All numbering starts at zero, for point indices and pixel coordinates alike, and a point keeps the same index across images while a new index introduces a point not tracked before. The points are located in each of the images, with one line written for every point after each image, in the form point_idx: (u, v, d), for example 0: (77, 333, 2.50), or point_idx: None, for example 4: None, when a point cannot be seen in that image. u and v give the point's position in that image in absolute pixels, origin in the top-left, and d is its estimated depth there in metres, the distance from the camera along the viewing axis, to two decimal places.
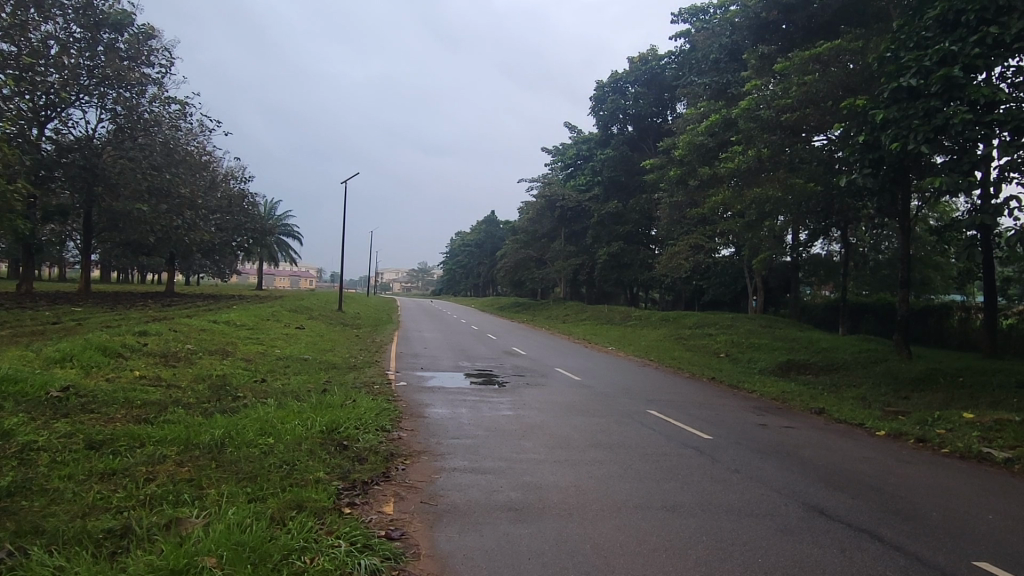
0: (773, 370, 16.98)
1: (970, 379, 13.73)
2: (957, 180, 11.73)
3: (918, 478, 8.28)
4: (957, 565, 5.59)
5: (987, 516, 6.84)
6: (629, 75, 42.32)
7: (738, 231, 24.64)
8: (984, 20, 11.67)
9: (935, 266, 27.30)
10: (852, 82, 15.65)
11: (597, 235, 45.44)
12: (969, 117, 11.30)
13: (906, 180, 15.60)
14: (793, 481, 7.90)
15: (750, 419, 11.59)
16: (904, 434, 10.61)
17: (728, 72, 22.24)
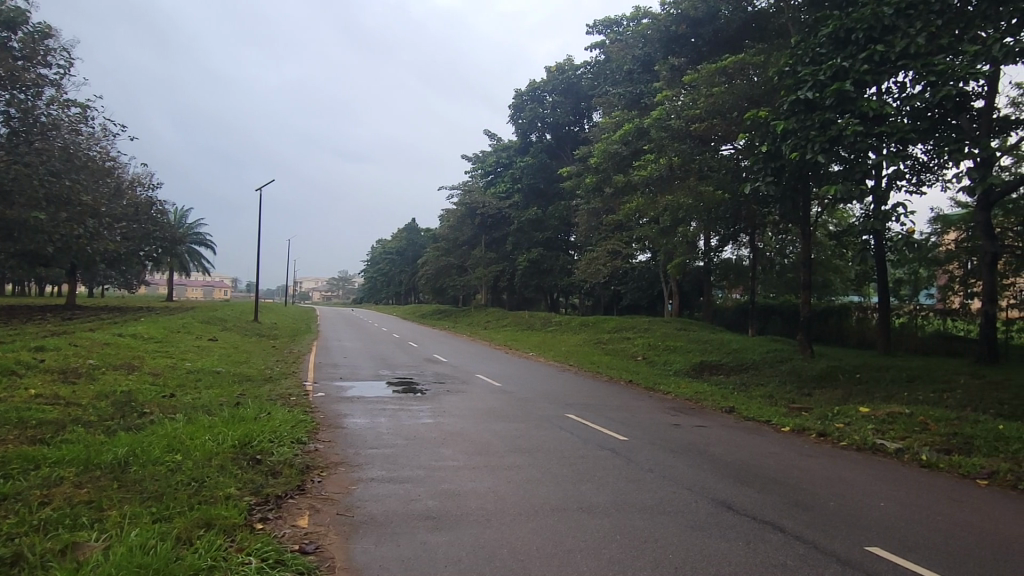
0: (686, 372, 17.54)
1: (865, 376, 14.57)
2: (851, 188, 12.49)
3: (818, 470, 8.76)
4: (852, 551, 5.93)
5: (879, 504, 7.29)
6: (547, 84, 43.00)
7: (653, 237, 25.39)
8: (871, 39, 12.52)
9: (835, 270, 28.88)
10: (755, 94, 16.41)
11: (518, 242, 45.82)
12: (860, 129, 12.06)
13: (805, 188, 16.47)
14: (703, 478, 8.20)
15: (664, 420, 11.93)
16: (806, 429, 11.18)
17: (641, 82, 22.92)
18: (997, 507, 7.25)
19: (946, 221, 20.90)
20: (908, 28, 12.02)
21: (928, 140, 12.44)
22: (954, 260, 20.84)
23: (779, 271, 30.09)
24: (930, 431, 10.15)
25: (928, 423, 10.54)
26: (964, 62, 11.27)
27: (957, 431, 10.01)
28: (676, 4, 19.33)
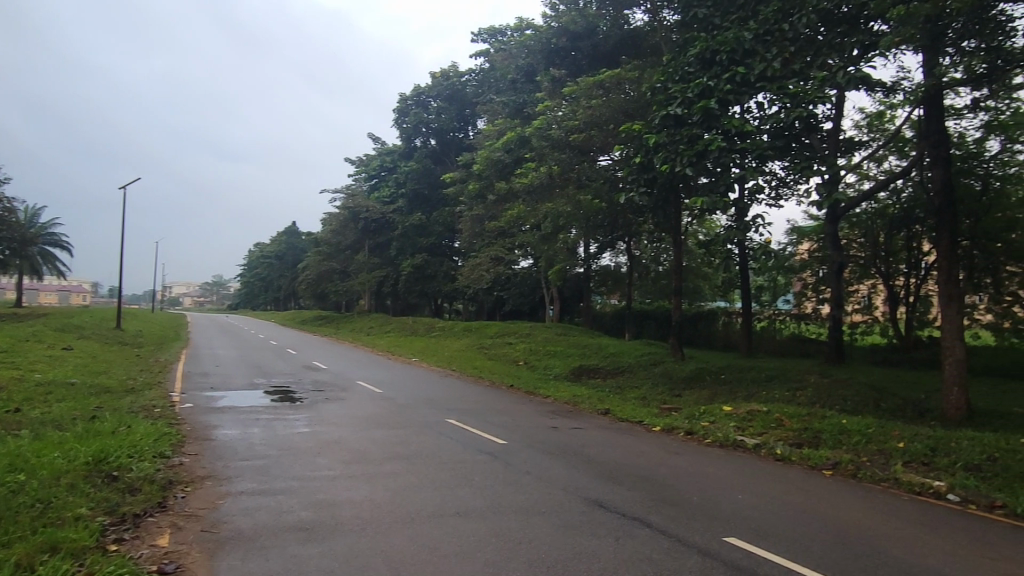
0: (566, 376, 17.98)
1: (729, 377, 15.49)
2: (716, 200, 13.27)
3: (684, 466, 9.23)
4: (712, 542, 6.30)
5: (737, 496, 7.78)
6: (432, 89, 43.18)
7: (535, 244, 25.91)
8: (734, 60, 13.43)
9: (704, 277, 30.56)
10: (630, 108, 17.14)
11: (402, 248, 45.38)
12: (724, 145, 12.86)
13: (675, 198, 17.36)
14: (577, 478, 8.43)
15: (542, 423, 12.18)
16: (675, 428, 11.76)
17: (524, 92, 23.44)
18: (838, 495, 7.92)
19: (801, 233, 22.58)
20: (766, 53, 12.97)
21: (783, 157, 13.41)
22: (807, 268, 22.64)
23: (653, 277, 31.47)
24: (785, 427, 10.95)
25: (782, 419, 11.36)
26: (813, 86, 12.29)
27: (807, 425, 10.85)
28: (557, 17, 19.97)
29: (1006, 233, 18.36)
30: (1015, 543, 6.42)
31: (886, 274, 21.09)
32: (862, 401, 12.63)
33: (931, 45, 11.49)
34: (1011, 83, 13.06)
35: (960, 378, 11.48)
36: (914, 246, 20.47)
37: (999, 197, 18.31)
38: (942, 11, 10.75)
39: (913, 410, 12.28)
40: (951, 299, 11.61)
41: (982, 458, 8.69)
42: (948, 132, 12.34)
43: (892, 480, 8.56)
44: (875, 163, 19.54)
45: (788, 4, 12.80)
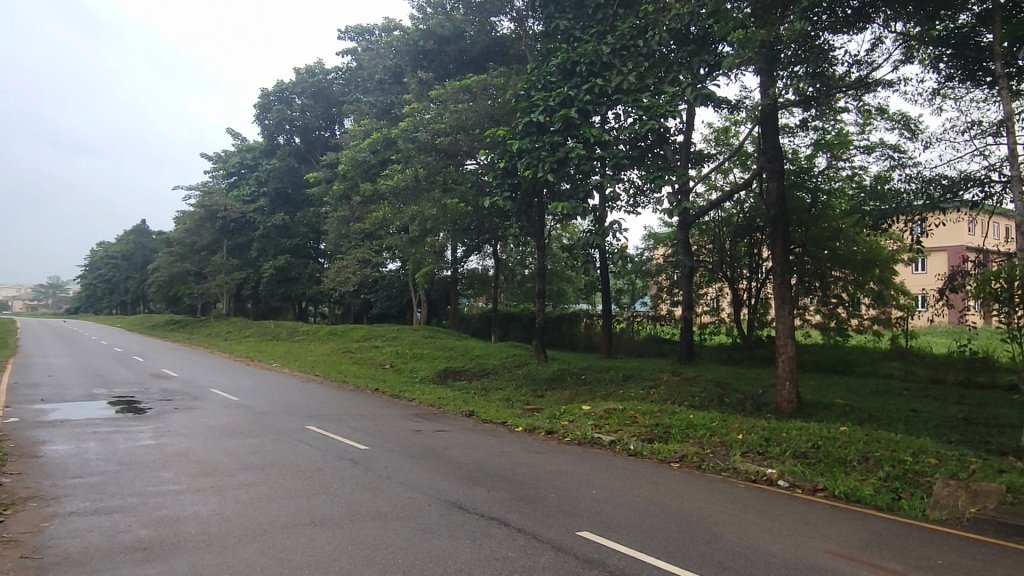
0: (431, 379, 17.95)
1: (588, 378, 16.08)
2: (575, 206, 13.73)
3: (543, 465, 9.49)
4: (565, 537, 6.52)
5: (590, 491, 8.11)
6: (295, 86, 41.52)
7: (403, 247, 25.72)
8: (593, 72, 14.12)
9: (566, 280, 31.57)
10: (495, 114, 17.42)
11: (263, 249, 43.48)
12: (583, 153, 13.37)
13: (538, 203, 17.86)
14: (437, 481, 8.46)
15: (406, 427, 12.10)
16: (536, 428, 12.08)
17: (391, 93, 23.24)
18: (684, 486, 8.43)
19: (656, 238, 24.21)
20: (622, 67, 13.73)
21: (639, 167, 14.07)
22: (662, 272, 24.05)
23: (519, 281, 32.04)
24: (637, 424, 11.49)
25: (636, 417, 11.93)
26: (665, 100, 13.05)
27: (658, 422, 11.47)
28: (424, 20, 20.09)
29: (831, 241, 20.28)
30: (831, 522, 7.11)
31: (731, 279, 22.67)
32: (708, 396, 13.51)
33: (767, 67, 12.47)
34: (835, 106, 14.43)
35: (792, 372, 12.57)
36: (755, 252, 22.18)
37: (825, 209, 20.27)
38: (775, 38, 11.75)
39: (752, 404, 13.28)
40: (783, 301, 12.67)
41: (807, 446, 9.54)
42: (781, 148, 13.48)
43: (731, 469, 9.23)
44: (721, 175, 20.97)
45: (642, 22, 13.56)
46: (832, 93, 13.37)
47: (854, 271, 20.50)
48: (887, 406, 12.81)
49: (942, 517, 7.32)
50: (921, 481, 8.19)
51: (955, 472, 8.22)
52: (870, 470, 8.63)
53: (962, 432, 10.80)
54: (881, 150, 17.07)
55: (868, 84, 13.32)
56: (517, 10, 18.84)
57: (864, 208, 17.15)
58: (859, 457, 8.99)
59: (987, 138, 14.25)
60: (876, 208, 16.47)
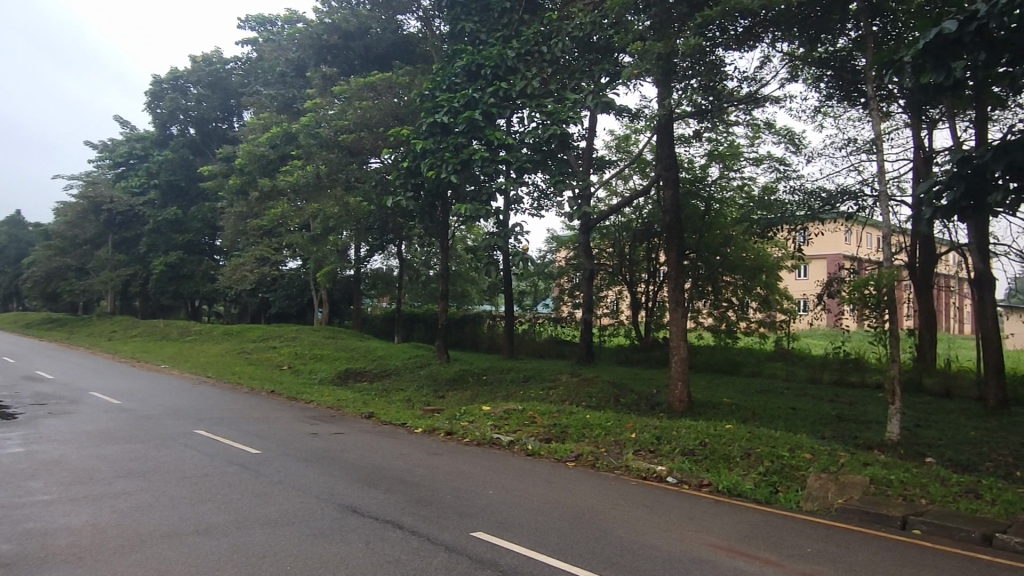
0: (330, 380, 17.56)
1: (489, 378, 16.19)
2: (479, 208, 13.77)
3: (441, 466, 9.47)
4: (458, 538, 6.52)
5: (488, 492, 8.17)
6: (191, 74, 39.66)
7: (303, 244, 25.08)
8: (497, 76, 14.30)
9: (471, 281, 31.68)
10: (400, 112, 17.27)
11: (152, 244, 41.22)
12: (487, 155, 13.45)
13: (443, 204, 17.83)
14: (332, 485, 8.29)
15: (301, 429, 11.80)
16: (435, 429, 12.05)
17: (294, 87, 22.61)
18: (578, 485, 8.63)
19: (559, 242, 24.61)
20: (526, 72, 13.96)
21: (541, 170, 14.26)
22: (564, 275, 24.49)
23: (423, 282, 31.84)
24: (536, 424, 11.67)
25: (535, 417, 12.11)
26: (568, 106, 13.26)
27: (555, 421, 11.70)
28: (329, 14, 19.67)
29: (723, 248, 21.30)
30: (714, 516, 7.46)
31: (630, 282, 23.39)
32: (605, 397, 13.89)
33: (664, 79, 12.94)
34: (727, 119, 15.15)
35: (684, 373, 13.11)
36: (652, 257, 23.02)
37: (717, 217, 21.24)
38: (672, 51, 12.18)
39: (646, 404, 13.75)
40: (676, 304, 13.22)
41: (695, 444, 9.98)
42: (676, 157, 14.03)
43: (624, 467, 9.53)
44: (622, 181, 21.58)
45: (547, 29, 13.94)
46: (724, 106, 14.05)
47: (743, 276, 21.60)
48: (770, 404, 13.58)
49: (814, 508, 7.83)
50: (797, 474, 8.72)
51: (826, 466, 8.81)
52: (752, 465, 9.12)
53: (833, 427, 11.59)
54: (768, 163, 18.06)
55: (757, 99, 14.09)
56: (423, 10, 18.50)
57: (752, 217, 18.07)
58: (742, 453, 9.48)
59: (860, 155, 15.39)
60: (763, 217, 17.36)
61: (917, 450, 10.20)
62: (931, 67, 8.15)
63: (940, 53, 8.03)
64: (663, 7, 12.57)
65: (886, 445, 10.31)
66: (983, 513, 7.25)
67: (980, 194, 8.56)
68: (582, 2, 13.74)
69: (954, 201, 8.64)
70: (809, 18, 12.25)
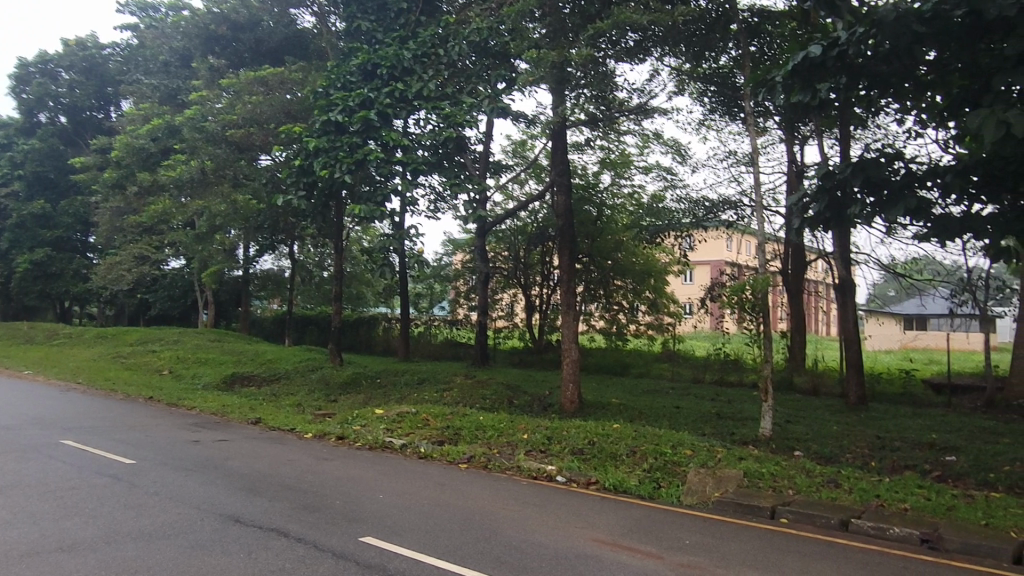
0: (215, 385, 16.79)
1: (383, 381, 16.02)
2: (373, 209, 13.57)
3: (331, 472, 9.27)
4: (346, 544, 6.42)
5: (379, 496, 8.08)
6: (62, 59, 36.90)
7: (187, 243, 23.92)
8: (393, 76, 14.17)
9: (366, 283, 31.21)
10: (292, 109, 16.89)
11: (15, 240, 38.05)
12: (382, 156, 13.31)
13: (337, 204, 17.49)
14: (214, 494, 7.96)
15: (181, 437, 11.24)
16: (326, 433, 11.78)
17: (178, 78, 21.35)
18: (470, 486, 8.67)
19: (456, 244, 24.64)
20: (423, 73, 13.96)
21: (437, 172, 14.23)
22: (461, 277, 24.54)
23: (316, 283, 31.08)
24: (430, 426, 11.64)
25: (428, 419, 12.08)
26: (464, 110, 13.36)
27: (448, 424, 11.70)
28: (217, 3, 18.91)
29: (614, 252, 22.06)
30: (600, 513, 7.70)
31: (525, 284, 23.77)
32: (499, 398, 14.04)
33: (557, 86, 13.26)
34: (618, 128, 15.67)
35: (575, 375, 13.47)
36: (546, 260, 23.49)
37: (609, 223, 21.88)
38: (565, 61, 12.63)
39: (538, 405, 14.00)
40: (568, 307, 13.56)
41: (584, 443, 10.27)
42: (569, 164, 14.40)
43: (516, 468, 9.67)
44: (517, 185, 21.93)
45: (443, 32, 14.05)
46: (615, 116, 14.53)
47: (633, 280, 22.42)
48: (655, 404, 14.14)
49: (693, 502, 8.23)
50: (678, 470, 9.14)
51: (705, 461, 9.29)
52: (636, 462, 9.48)
53: (713, 425, 12.20)
54: (656, 172, 18.82)
55: (646, 110, 14.67)
56: (318, 6, 17.98)
57: (641, 223, 18.74)
58: (628, 452, 9.83)
59: (740, 167, 16.33)
60: (651, 224, 18.05)
61: (787, 444, 10.94)
62: (799, 87, 8.79)
63: (807, 74, 8.65)
64: (557, 17, 12.99)
65: (759, 440, 11.00)
66: (842, 501, 7.86)
67: (841, 207, 9.26)
68: (479, 8, 14.04)
69: (819, 212, 9.31)
70: (696, 35, 12.83)
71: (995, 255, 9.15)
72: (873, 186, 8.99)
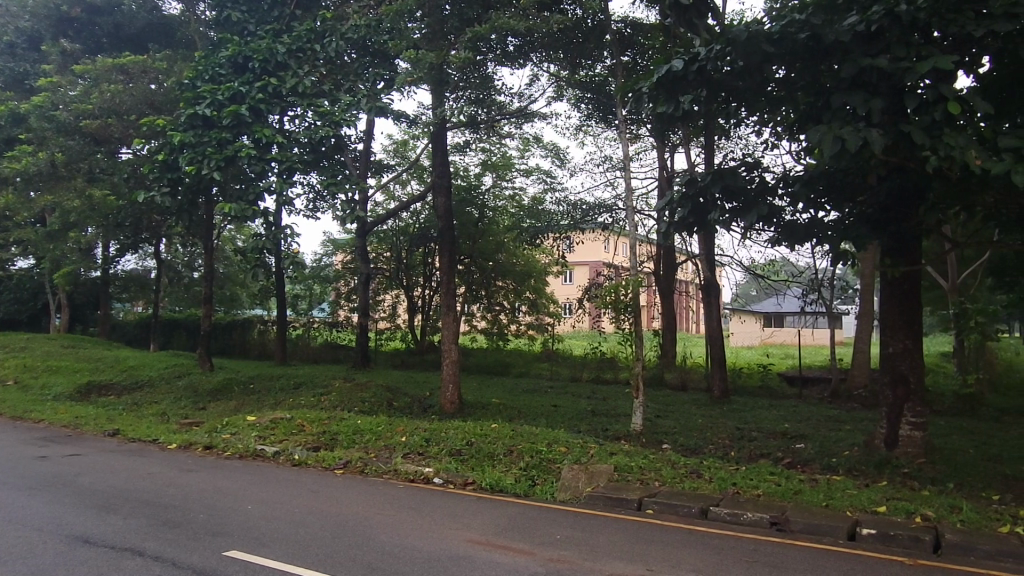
0: (68, 395, 15.56)
1: (257, 387, 15.43)
2: (245, 208, 12.94)
3: (195, 483, 8.82)
4: (208, 559, 6.13)
5: (246, 507, 7.78)
6: None
7: (36, 241, 22.03)
8: (266, 70, 13.65)
9: (239, 284, 29.95)
10: (156, 100, 16.07)
11: None
12: (253, 153, 12.78)
13: (206, 202, 16.67)
14: (60, 514, 7.38)
15: (26, 453, 10.33)
16: (192, 443, 11.19)
17: (25, 60, 19.64)
18: (345, 492, 8.52)
19: (336, 244, 24.09)
20: (298, 69, 13.59)
21: (314, 171, 13.82)
22: (341, 279, 24.05)
23: (185, 284, 29.52)
24: (304, 432, 11.32)
25: (303, 425, 11.75)
26: (340, 109, 13.12)
27: (325, 429, 11.43)
28: None
29: (495, 253, 22.34)
30: (474, 513, 7.77)
31: (407, 286, 23.57)
32: (378, 401, 13.86)
33: (437, 88, 13.28)
34: (499, 132, 15.87)
35: (455, 375, 13.51)
36: (429, 261, 23.41)
37: (490, 224, 22.12)
38: (444, 62, 12.66)
39: (418, 406, 13.94)
40: (449, 308, 13.58)
41: (462, 444, 10.33)
42: (450, 166, 14.43)
43: (393, 471, 9.58)
44: (399, 185, 21.72)
45: (320, 27, 13.74)
46: (495, 118, 14.71)
47: (514, 281, 22.80)
48: (533, 403, 14.41)
49: (567, 497, 8.46)
50: (553, 467, 9.38)
51: (579, 457, 9.58)
52: (513, 461, 9.63)
53: (589, 421, 12.61)
54: (536, 174, 19.19)
55: (526, 114, 14.95)
56: None
57: (522, 224, 19.04)
58: (505, 450, 9.98)
59: (615, 172, 16.92)
60: (531, 225, 18.40)
61: (656, 438, 11.46)
62: (663, 98, 9.25)
63: (671, 86, 9.11)
64: (437, 18, 12.89)
65: (630, 434, 11.49)
66: (703, 490, 8.33)
67: (702, 213, 9.79)
68: (357, 4, 13.84)
69: (684, 218, 9.81)
70: (572, 42, 13.16)
71: (836, 258, 10.01)
72: (731, 194, 9.59)
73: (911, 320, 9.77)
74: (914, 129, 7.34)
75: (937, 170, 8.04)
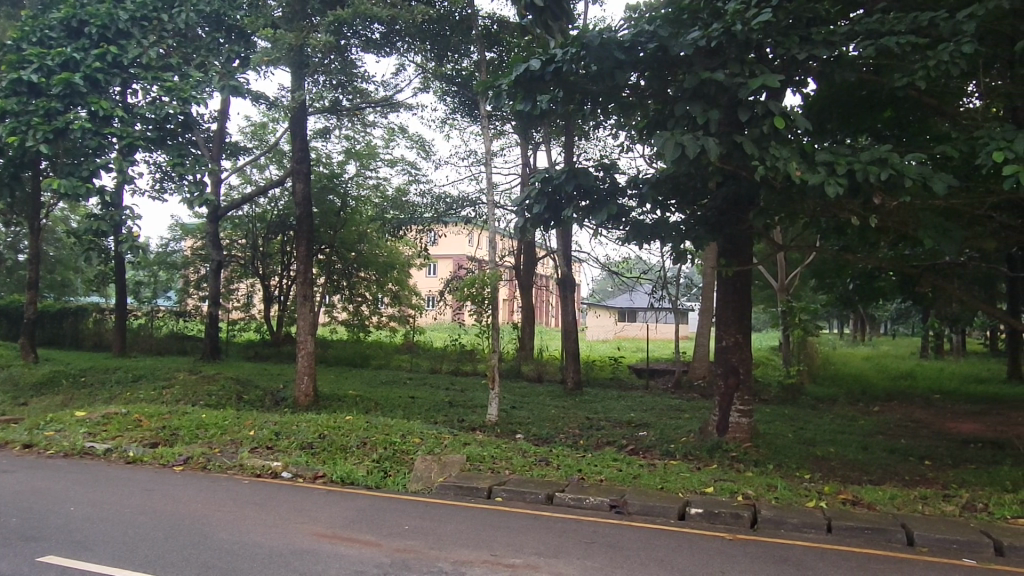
0: None
1: (88, 380, 14.27)
2: (77, 185, 11.83)
3: (9, 485, 8.04)
4: (20, 566, 5.63)
5: (68, 509, 7.19)
6: None
7: None
8: (105, 37, 12.60)
9: (72, 268, 27.51)
10: None
11: None
12: (87, 125, 11.71)
13: (33, 176, 15.16)
14: None
15: None
16: (9, 442, 10.19)
17: None
18: (183, 489, 8.09)
19: (185, 229, 22.69)
20: (141, 38, 12.68)
21: (158, 149, 12.86)
22: (190, 266, 22.67)
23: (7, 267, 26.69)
24: (142, 428, 10.62)
25: (140, 420, 11.01)
26: (190, 85, 12.35)
27: (164, 424, 10.76)
28: None
29: (357, 244, 21.88)
30: (322, 506, 7.63)
31: (263, 275, 22.62)
32: (226, 394, 13.23)
33: (296, 71, 12.84)
34: (362, 119, 15.56)
35: (310, 367, 13.14)
36: (288, 250, 22.59)
37: (352, 214, 21.66)
38: (304, 44, 12.22)
39: (270, 399, 13.45)
40: (305, 298, 13.17)
41: (314, 437, 10.09)
42: (309, 152, 13.96)
43: (238, 466, 9.19)
44: (257, 169, 20.79)
45: None
46: (359, 106, 14.42)
47: (376, 272, 22.46)
48: (392, 394, 14.35)
49: (418, 488, 8.47)
50: (406, 458, 9.35)
51: (432, 448, 9.62)
52: (365, 453, 9.51)
53: (446, 413, 12.70)
54: (400, 165, 19.00)
55: (390, 104, 14.76)
56: None
57: (385, 216, 18.78)
58: (358, 443, 9.84)
59: (479, 166, 17.09)
60: (395, 217, 18.23)
61: (509, 428, 11.73)
62: (522, 96, 9.45)
63: (529, 85, 9.32)
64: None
65: (485, 425, 11.70)
66: (550, 477, 8.64)
67: (558, 209, 10.11)
68: None
69: (540, 213, 10.10)
70: (439, 34, 13.23)
71: (678, 257, 10.64)
72: (585, 193, 9.95)
73: (742, 316, 10.61)
74: (746, 140, 7.98)
75: (765, 179, 8.79)
